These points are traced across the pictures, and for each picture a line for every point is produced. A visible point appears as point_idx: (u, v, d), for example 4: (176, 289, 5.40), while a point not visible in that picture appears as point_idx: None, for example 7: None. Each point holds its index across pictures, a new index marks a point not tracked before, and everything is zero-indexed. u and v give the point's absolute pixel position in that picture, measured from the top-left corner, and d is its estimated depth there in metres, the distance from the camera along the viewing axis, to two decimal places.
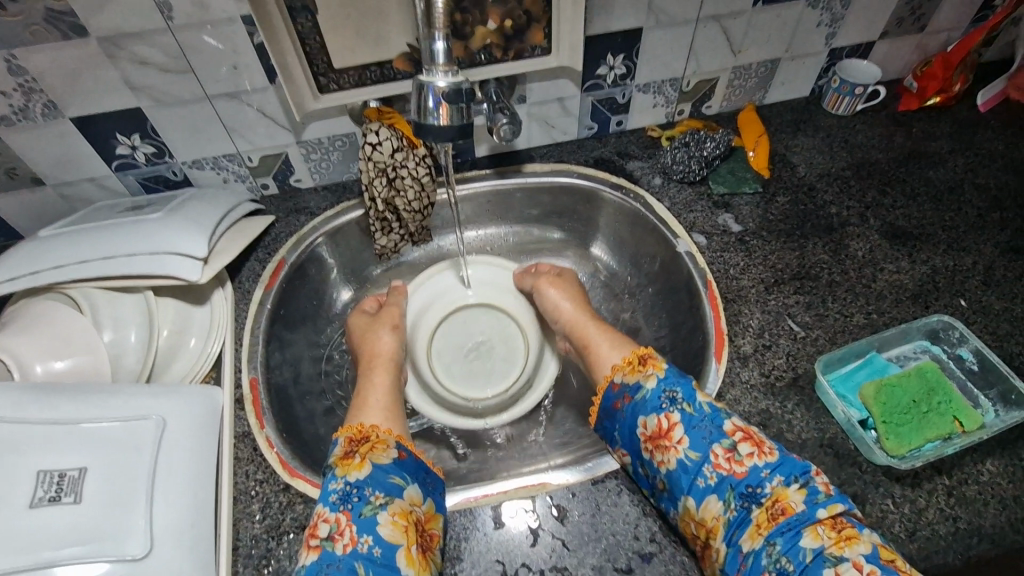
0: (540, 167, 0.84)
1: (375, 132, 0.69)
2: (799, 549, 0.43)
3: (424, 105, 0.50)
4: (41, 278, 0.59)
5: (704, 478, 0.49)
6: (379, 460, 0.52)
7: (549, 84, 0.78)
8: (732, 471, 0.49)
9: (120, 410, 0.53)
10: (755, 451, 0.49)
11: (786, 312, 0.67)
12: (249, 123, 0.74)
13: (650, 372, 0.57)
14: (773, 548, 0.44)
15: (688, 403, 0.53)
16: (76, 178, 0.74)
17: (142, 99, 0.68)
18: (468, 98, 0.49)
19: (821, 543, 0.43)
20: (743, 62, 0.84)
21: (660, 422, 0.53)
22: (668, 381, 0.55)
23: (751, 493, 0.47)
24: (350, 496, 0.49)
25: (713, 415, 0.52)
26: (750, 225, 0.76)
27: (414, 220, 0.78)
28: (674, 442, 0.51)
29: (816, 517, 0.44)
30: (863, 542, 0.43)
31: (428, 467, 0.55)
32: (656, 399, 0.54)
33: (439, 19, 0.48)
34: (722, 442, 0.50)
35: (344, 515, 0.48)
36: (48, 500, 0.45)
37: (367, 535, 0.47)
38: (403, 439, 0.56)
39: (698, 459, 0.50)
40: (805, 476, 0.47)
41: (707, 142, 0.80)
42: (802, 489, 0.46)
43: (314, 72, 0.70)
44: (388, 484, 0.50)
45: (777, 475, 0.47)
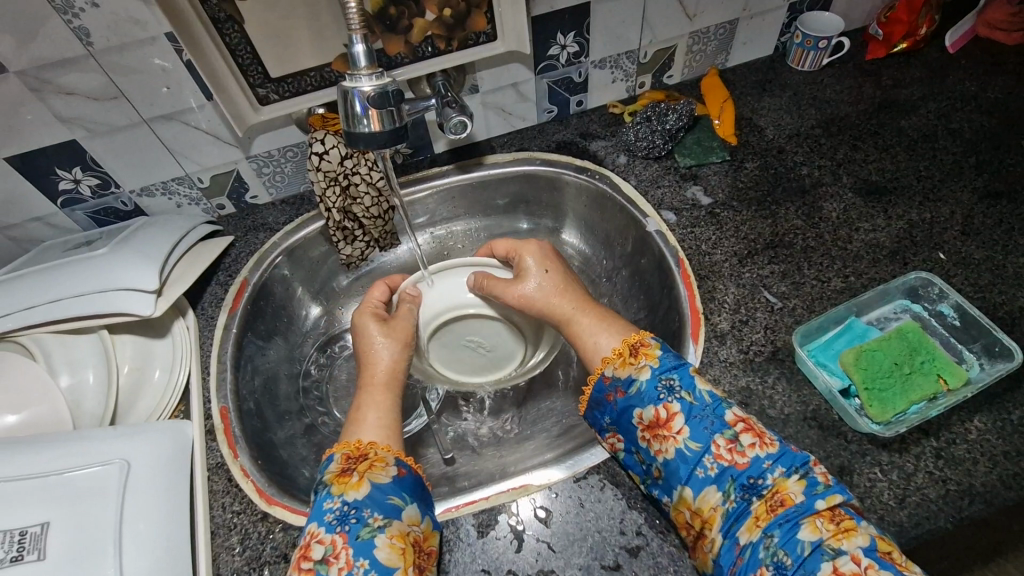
0: (501, 157, 0.82)
1: (320, 141, 0.67)
2: (798, 543, 0.42)
3: (351, 110, 0.50)
4: None
5: (704, 469, 0.48)
6: (378, 479, 0.50)
7: (500, 71, 0.75)
8: (734, 462, 0.47)
9: (82, 458, 0.51)
10: (757, 442, 0.48)
11: (760, 284, 0.65)
12: (193, 143, 0.71)
13: (642, 363, 0.54)
14: (771, 540, 0.43)
15: (688, 393, 0.51)
16: (23, 218, 0.72)
17: (76, 131, 0.65)
18: (395, 100, 0.50)
19: (820, 535, 0.42)
20: (699, 27, 0.80)
21: (658, 412, 0.51)
22: (663, 368, 0.53)
23: (752, 485, 0.46)
24: (347, 517, 0.48)
25: (714, 404, 0.50)
26: (720, 196, 0.74)
27: (377, 225, 0.76)
28: (674, 432, 0.50)
29: (814, 509, 0.44)
30: (862, 535, 0.42)
31: (424, 483, 0.54)
32: (653, 390, 0.52)
33: (356, 20, 0.47)
34: (725, 433, 0.49)
35: (340, 537, 0.47)
36: (9, 561, 0.45)
37: (364, 558, 0.45)
38: (403, 455, 0.54)
39: (698, 450, 0.48)
40: (805, 467, 0.46)
41: (668, 115, 0.78)
42: (802, 480, 0.45)
43: (250, 84, 0.67)
44: (386, 506, 0.49)
45: (778, 466, 0.46)
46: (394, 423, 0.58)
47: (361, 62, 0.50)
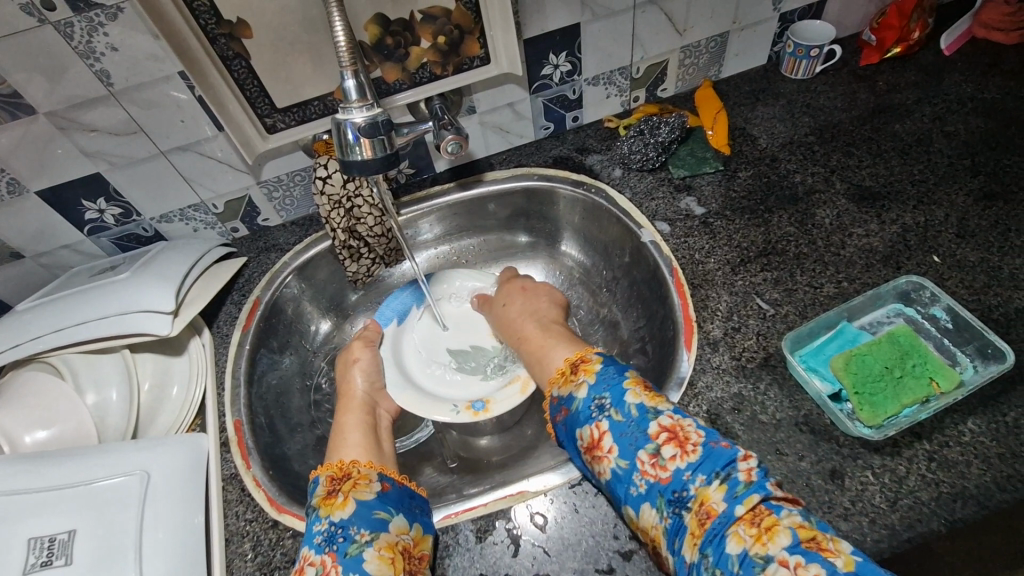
0: (500, 174, 0.84)
1: (324, 166, 0.72)
2: (728, 558, 0.41)
3: (345, 140, 0.53)
4: (22, 350, 0.62)
5: (636, 487, 0.49)
6: (363, 496, 0.54)
7: (495, 92, 0.78)
8: (658, 476, 0.48)
9: (105, 469, 0.55)
10: (677, 452, 0.48)
11: (753, 291, 0.66)
12: (207, 172, 0.75)
13: (581, 380, 0.58)
14: (707, 561, 0.42)
15: (615, 410, 0.53)
16: (53, 246, 0.77)
17: (100, 164, 0.70)
18: (385, 129, 0.53)
19: (745, 546, 0.41)
20: (690, 41, 0.82)
21: (592, 432, 0.53)
22: (598, 388, 0.56)
23: (678, 498, 0.46)
24: (335, 537, 0.50)
25: (640, 418, 0.51)
26: (714, 206, 0.75)
27: (381, 243, 0.79)
28: (606, 452, 0.51)
29: (735, 515, 0.43)
30: (784, 531, 0.41)
31: (413, 496, 0.57)
32: (587, 409, 0.55)
33: (347, 58, 0.51)
34: (647, 448, 0.49)
35: (329, 556, 0.49)
36: (40, 565, 0.48)
37: (353, 572, 0.48)
38: (387, 471, 0.58)
39: (627, 467, 0.50)
40: (727, 469, 0.46)
41: (661, 128, 0.80)
42: (722, 485, 0.45)
43: (258, 114, 0.71)
44: (372, 520, 0.52)
45: (698, 474, 0.46)
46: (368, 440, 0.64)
47: (352, 96, 0.53)
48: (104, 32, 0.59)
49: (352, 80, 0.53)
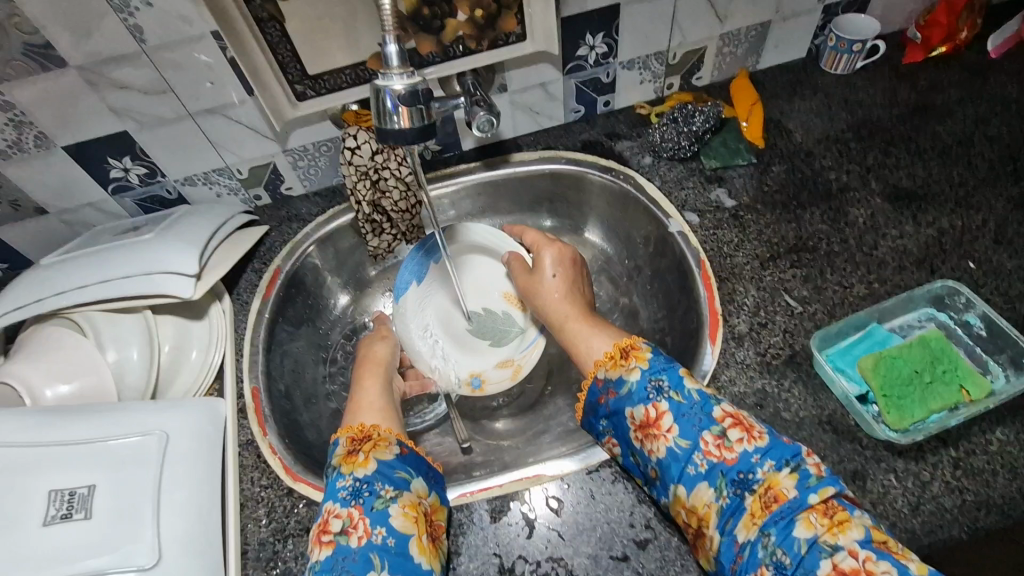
0: (528, 155, 0.83)
1: (353, 136, 0.70)
2: (794, 541, 0.43)
3: (382, 107, 0.52)
4: (44, 304, 0.62)
5: (695, 466, 0.48)
6: (384, 456, 0.54)
7: (528, 70, 0.77)
8: (723, 458, 0.48)
9: (124, 428, 0.54)
10: (745, 436, 0.48)
11: (781, 287, 0.65)
12: (234, 136, 0.75)
13: (633, 365, 0.55)
14: (768, 539, 0.43)
15: (675, 391, 0.52)
16: (77, 203, 0.77)
17: (127, 123, 0.69)
18: (425, 98, 0.52)
19: (814, 531, 0.42)
20: (730, 29, 0.80)
21: (648, 411, 0.52)
22: (653, 370, 0.54)
23: (743, 480, 0.46)
24: (360, 491, 0.50)
25: (702, 402, 0.51)
26: (745, 199, 0.74)
27: (404, 219, 0.78)
28: (663, 431, 0.50)
29: (807, 504, 0.44)
30: (856, 527, 0.42)
31: (429, 462, 0.57)
32: (642, 390, 0.53)
33: (391, 23, 0.50)
34: (712, 429, 0.49)
35: (356, 509, 0.49)
36: (59, 518, 0.48)
37: (381, 526, 0.48)
38: (404, 437, 0.58)
39: (688, 446, 0.49)
40: (796, 459, 0.47)
41: (695, 116, 0.78)
42: (794, 473, 0.46)
43: (289, 81, 0.70)
44: (395, 478, 0.52)
45: (768, 460, 0.47)
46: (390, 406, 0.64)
47: (393, 62, 0.51)
48: None
49: (393, 46, 0.51)
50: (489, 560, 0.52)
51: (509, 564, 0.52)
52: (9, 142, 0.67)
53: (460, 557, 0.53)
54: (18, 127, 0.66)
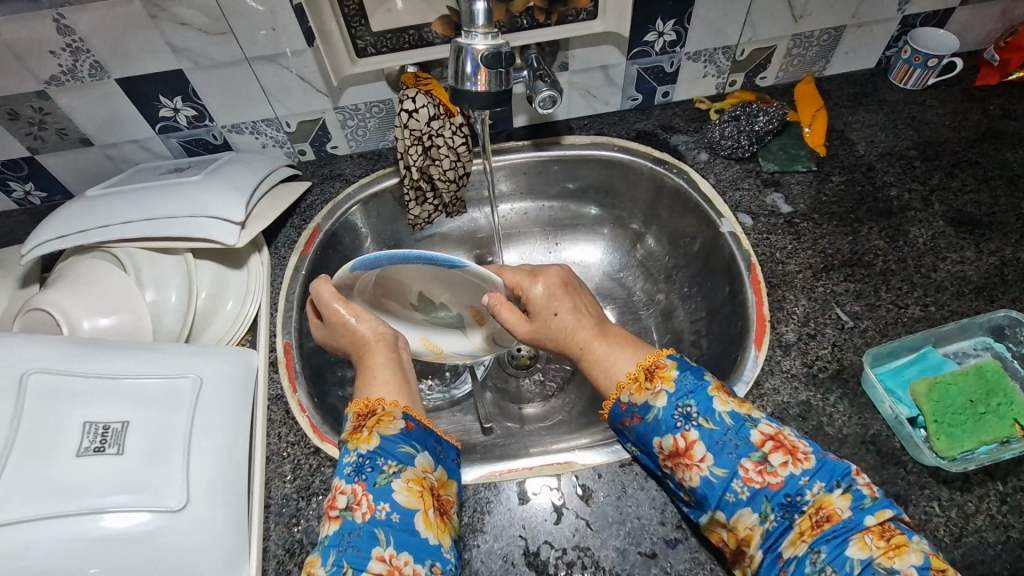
0: (579, 139, 0.81)
1: (411, 98, 0.67)
2: (846, 559, 0.43)
3: (462, 68, 0.50)
4: (88, 236, 0.61)
5: (735, 493, 0.48)
6: (387, 431, 0.52)
7: (593, 50, 0.75)
8: (766, 483, 0.47)
9: (159, 368, 0.54)
10: (789, 459, 0.48)
11: (834, 300, 0.64)
12: (286, 87, 0.73)
13: (658, 389, 0.54)
14: (818, 556, 0.44)
15: (705, 419, 0.51)
16: (122, 139, 0.76)
17: (183, 62, 0.68)
18: (506, 63, 0.49)
19: (869, 553, 0.43)
20: (803, 30, 0.78)
21: (677, 441, 0.51)
22: (679, 395, 0.53)
23: (791, 502, 0.47)
24: (363, 467, 0.50)
25: (737, 425, 0.50)
26: (802, 206, 0.72)
27: (449, 190, 0.76)
28: (696, 460, 0.50)
29: (863, 525, 0.44)
30: (914, 551, 0.42)
31: (438, 436, 0.56)
32: (670, 418, 0.52)
33: None
34: (752, 455, 0.49)
35: (360, 486, 0.49)
36: (92, 450, 0.47)
37: (384, 502, 0.48)
38: (411, 411, 0.56)
39: (725, 475, 0.48)
40: (847, 479, 0.47)
41: (759, 116, 0.76)
42: (847, 494, 0.46)
43: (352, 35, 0.68)
44: (398, 453, 0.51)
45: (816, 482, 0.47)
46: (401, 378, 0.59)
47: (478, 20, 0.50)
48: None
49: (480, 4, 0.49)
50: (514, 541, 0.51)
51: (534, 549, 0.51)
52: (64, 68, 0.66)
53: (484, 535, 0.52)
54: (74, 54, 0.65)
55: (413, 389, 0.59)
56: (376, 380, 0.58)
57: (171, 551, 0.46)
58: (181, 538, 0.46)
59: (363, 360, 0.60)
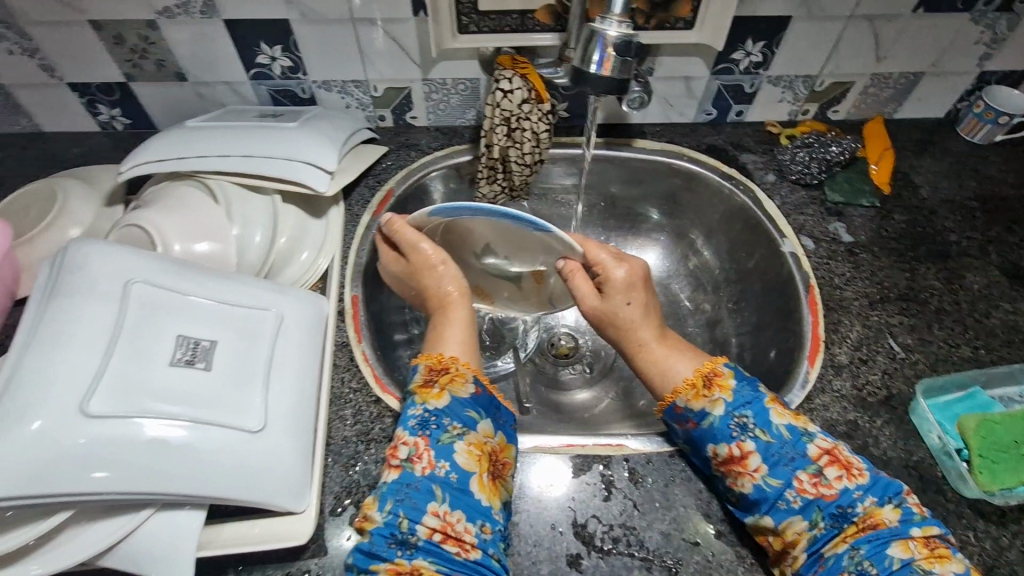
0: (651, 144, 0.83)
1: (508, 80, 0.70)
2: (887, 557, 0.46)
3: (593, 53, 0.56)
4: (186, 163, 0.64)
5: (787, 502, 0.50)
6: (457, 393, 0.55)
7: (680, 60, 0.77)
8: (820, 494, 0.50)
9: (246, 297, 0.56)
10: (843, 474, 0.50)
11: (887, 330, 0.66)
12: (382, 52, 0.76)
13: (716, 396, 0.55)
14: (857, 552, 0.47)
15: (762, 431, 0.52)
16: (215, 79, 0.78)
17: (292, 13, 0.71)
18: (635, 53, 0.56)
19: (911, 555, 0.46)
20: (883, 71, 0.80)
21: (732, 450, 0.52)
22: (736, 405, 0.54)
23: (841, 513, 0.49)
24: (428, 423, 0.52)
25: (794, 440, 0.52)
26: (863, 237, 0.74)
27: (522, 174, 0.78)
28: (750, 470, 0.51)
29: (908, 533, 0.47)
30: (955, 562, 0.45)
31: (498, 401, 0.57)
32: (726, 427, 0.53)
33: None
34: (808, 468, 0.50)
35: (422, 440, 0.51)
36: (184, 362, 0.50)
37: (445, 460, 0.51)
38: (480, 374, 0.58)
39: (780, 485, 0.50)
40: (898, 497, 0.49)
41: (831, 146, 0.78)
42: (896, 508, 0.48)
43: (458, 10, 0.70)
44: (464, 416, 0.54)
45: (868, 495, 0.49)
46: (470, 341, 0.61)
47: (615, 10, 0.55)
48: None
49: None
50: (562, 511, 0.53)
51: (581, 521, 0.53)
52: (179, 2, 0.69)
53: (533, 501, 0.54)
54: None
55: (479, 346, 0.61)
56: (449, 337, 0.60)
57: (246, 467, 0.48)
58: (257, 456, 0.49)
59: (439, 317, 0.63)
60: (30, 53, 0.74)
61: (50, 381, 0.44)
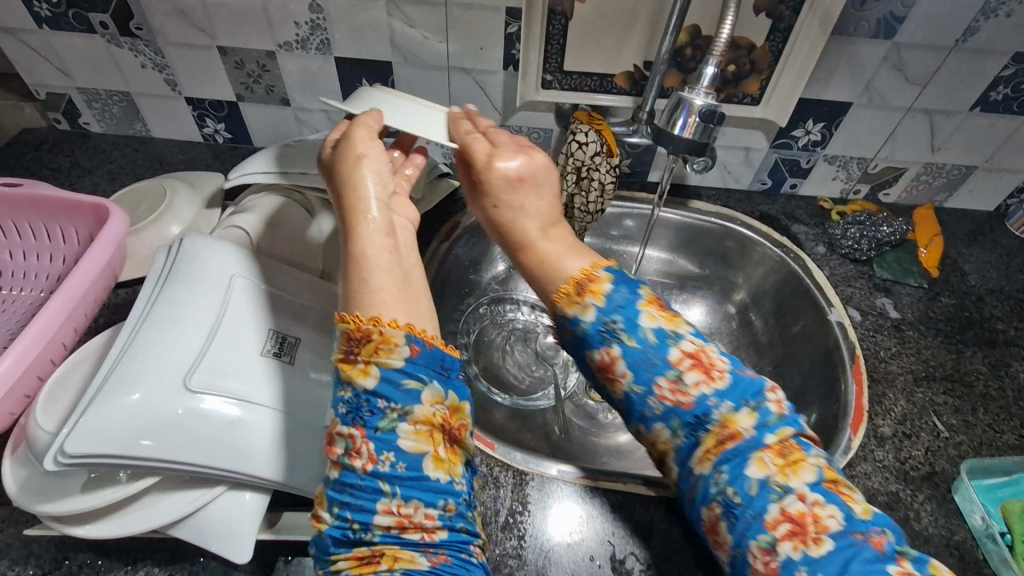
0: (706, 206, 0.88)
1: (584, 132, 0.76)
2: (747, 481, 0.45)
3: (678, 116, 0.64)
4: (289, 177, 0.71)
5: (651, 409, 0.50)
6: (388, 362, 0.44)
7: (743, 132, 0.82)
8: (679, 401, 0.49)
9: (326, 303, 0.61)
10: (702, 378, 0.49)
11: (931, 408, 0.67)
12: (469, 98, 0.83)
13: (588, 302, 0.52)
14: (720, 477, 0.46)
15: (629, 337, 0.50)
16: (314, 107, 0.87)
17: (395, 56, 0.79)
18: (715, 121, 0.63)
19: (766, 472, 0.45)
20: (937, 161, 0.84)
21: (603, 356, 0.52)
22: (607, 310, 0.51)
23: (699, 421, 0.49)
24: (360, 409, 0.44)
25: (658, 344, 0.50)
26: (909, 315, 0.76)
27: (583, 220, 0.83)
28: (618, 375, 0.51)
29: (764, 443, 0.46)
30: (807, 468, 0.45)
31: (444, 353, 0.47)
32: (594, 332, 0.52)
33: (719, 49, 0.61)
34: (668, 375, 0.50)
35: (358, 430, 0.43)
36: (271, 354, 0.54)
37: (387, 450, 0.43)
38: (415, 329, 0.46)
39: (643, 391, 0.50)
40: (756, 399, 0.48)
41: (883, 226, 0.82)
42: (752, 413, 0.47)
43: (546, 68, 0.78)
44: (400, 391, 0.44)
45: (726, 401, 0.48)
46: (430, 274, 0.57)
47: (704, 81, 0.63)
48: None
49: (709, 69, 0.62)
50: (602, 544, 0.55)
51: (620, 556, 0.54)
52: (299, 38, 0.77)
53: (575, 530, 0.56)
54: (313, 28, 0.76)
55: (419, 289, 0.50)
56: (376, 286, 0.48)
57: (310, 457, 0.52)
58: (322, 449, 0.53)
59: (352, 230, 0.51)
60: (159, 69, 0.83)
61: (157, 354, 0.49)
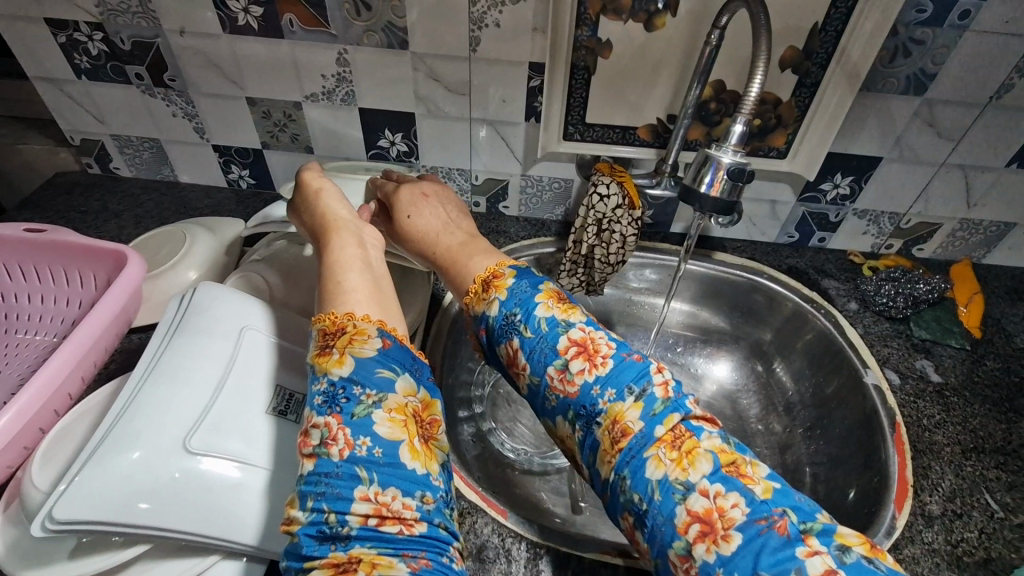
0: (731, 258, 0.86)
1: (605, 184, 0.75)
2: (647, 482, 0.43)
3: (705, 173, 0.62)
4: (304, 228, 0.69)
5: (552, 400, 0.51)
6: (361, 352, 0.46)
7: (768, 185, 0.81)
8: (567, 391, 0.49)
9: None
10: (585, 366, 0.49)
11: (983, 484, 0.62)
12: (490, 148, 0.83)
13: (491, 296, 0.55)
14: (625, 482, 0.44)
15: (525, 327, 0.52)
16: (338, 155, 0.88)
17: (419, 108, 0.79)
18: (744, 180, 0.61)
19: (664, 470, 0.43)
20: (974, 216, 0.81)
21: (508, 351, 0.53)
22: (507, 304, 0.54)
23: (586, 411, 0.48)
24: (337, 397, 0.44)
25: (549, 333, 0.51)
26: (953, 379, 0.72)
27: (602, 271, 0.81)
28: (521, 368, 0.52)
29: (654, 436, 0.45)
30: (703, 456, 0.43)
31: (414, 355, 0.50)
32: (499, 324, 0.54)
33: (748, 107, 0.60)
34: (556, 363, 0.50)
35: (334, 418, 0.43)
36: (277, 412, 0.52)
37: (365, 435, 0.42)
38: (387, 326, 0.49)
39: (540, 382, 0.51)
40: (641, 385, 0.48)
41: (920, 283, 0.78)
42: (638, 403, 0.47)
43: (567, 121, 0.78)
44: (377, 378, 0.45)
45: (607, 388, 0.48)
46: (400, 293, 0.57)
47: (732, 139, 0.62)
48: (499, 11, 0.68)
49: (737, 127, 0.61)
50: None
51: None
52: (325, 89, 0.79)
53: None
54: (339, 81, 0.78)
55: (390, 297, 0.53)
56: (349, 288, 0.52)
57: None
58: None
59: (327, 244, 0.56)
60: (190, 118, 0.86)
61: (159, 410, 0.47)
